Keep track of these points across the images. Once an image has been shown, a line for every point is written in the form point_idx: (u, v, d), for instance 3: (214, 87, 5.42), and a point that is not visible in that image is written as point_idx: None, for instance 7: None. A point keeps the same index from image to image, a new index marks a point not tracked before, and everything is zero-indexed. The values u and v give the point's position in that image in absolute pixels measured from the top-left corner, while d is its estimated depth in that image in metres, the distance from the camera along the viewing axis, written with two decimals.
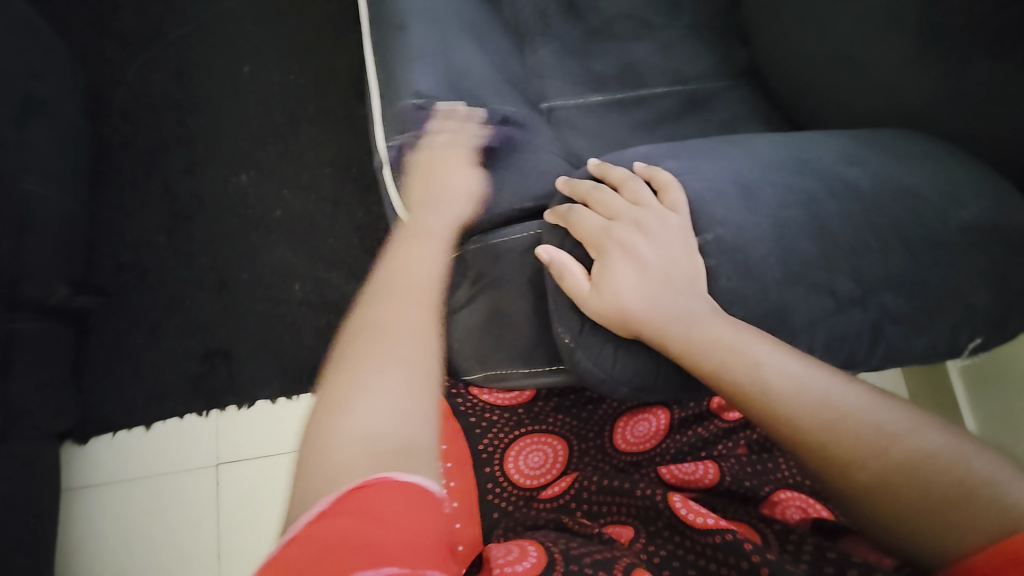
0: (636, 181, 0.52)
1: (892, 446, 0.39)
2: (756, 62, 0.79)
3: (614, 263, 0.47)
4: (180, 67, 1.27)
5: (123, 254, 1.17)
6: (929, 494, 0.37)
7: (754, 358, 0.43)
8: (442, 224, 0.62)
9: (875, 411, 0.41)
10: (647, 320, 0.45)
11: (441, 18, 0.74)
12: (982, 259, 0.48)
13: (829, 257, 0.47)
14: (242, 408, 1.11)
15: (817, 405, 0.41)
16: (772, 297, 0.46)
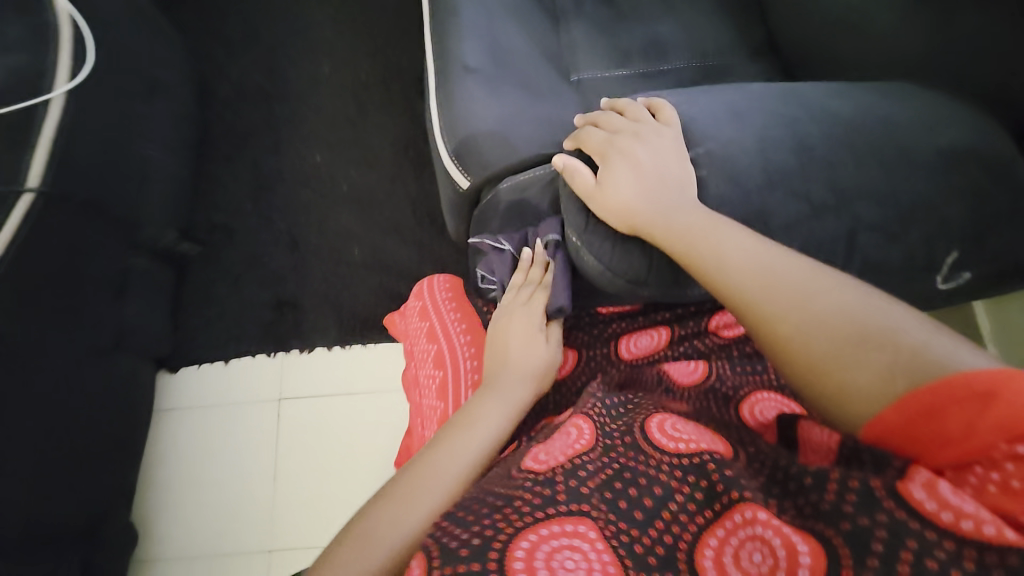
0: (638, 106, 0.62)
1: (821, 308, 0.46)
2: (773, 38, 0.87)
3: (615, 168, 0.57)
4: (273, 65, 1.50)
5: (216, 216, 1.38)
6: (845, 346, 0.44)
7: (715, 244, 0.52)
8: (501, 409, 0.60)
9: (817, 283, 0.48)
10: (636, 213, 0.55)
11: (489, 5, 0.88)
12: (955, 180, 0.54)
13: (807, 170, 0.55)
14: (303, 352, 1.27)
15: (767, 278, 0.49)
16: (753, 199, 0.55)
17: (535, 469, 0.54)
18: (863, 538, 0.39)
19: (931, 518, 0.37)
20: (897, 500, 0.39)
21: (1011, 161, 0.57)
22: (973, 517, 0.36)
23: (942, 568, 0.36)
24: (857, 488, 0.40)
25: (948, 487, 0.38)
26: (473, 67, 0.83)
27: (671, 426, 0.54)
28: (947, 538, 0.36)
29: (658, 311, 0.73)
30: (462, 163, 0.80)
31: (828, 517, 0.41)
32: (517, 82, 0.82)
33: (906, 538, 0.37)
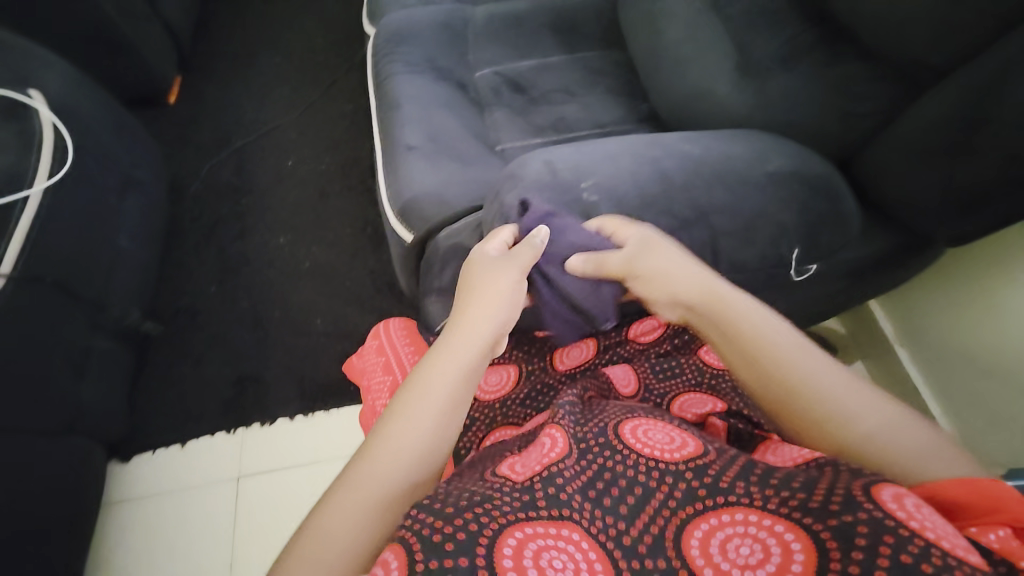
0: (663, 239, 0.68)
1: (876, 421, 0.53)
2: (654, 110, 1.08)
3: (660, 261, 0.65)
4: (240, 164, 1.66)
5: (181, 300, 1.44)
6: (898, 450, 0.51)
7: (775, 342, 0.59)
8: (475, 342, 0.62)
9: (869, 396, 0.55)
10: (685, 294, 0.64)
11: (424, 98, 1.06)
12: (780, 193, 0.71)
13: (671, 193, 0.70)
14: (264, 425, 1.27)
15: (826, 377, 0.56)
16: (633, 216, 0.70)
17: (512, 477, 0.54)
18: (847, 531, 0.43)
19: (910, 527, 0.42)
20: (872, 501, 0.44)
21: (828, 177, 0.73)
22: (936, 533, 0.42)
23: (914, 561, 0.40)
24: (841, 493, 0.46)
25: (912, 501, 0.44)
26: (413, 145, 0.99)
27: (644, 434, 0.58)
28: (917, 536, 0.41)
29: None
30: (407, 221, 0.94)
31: (816, 513, 0.46)
32: (451, 154, 0.99)
33: (883, 533, 0.42)
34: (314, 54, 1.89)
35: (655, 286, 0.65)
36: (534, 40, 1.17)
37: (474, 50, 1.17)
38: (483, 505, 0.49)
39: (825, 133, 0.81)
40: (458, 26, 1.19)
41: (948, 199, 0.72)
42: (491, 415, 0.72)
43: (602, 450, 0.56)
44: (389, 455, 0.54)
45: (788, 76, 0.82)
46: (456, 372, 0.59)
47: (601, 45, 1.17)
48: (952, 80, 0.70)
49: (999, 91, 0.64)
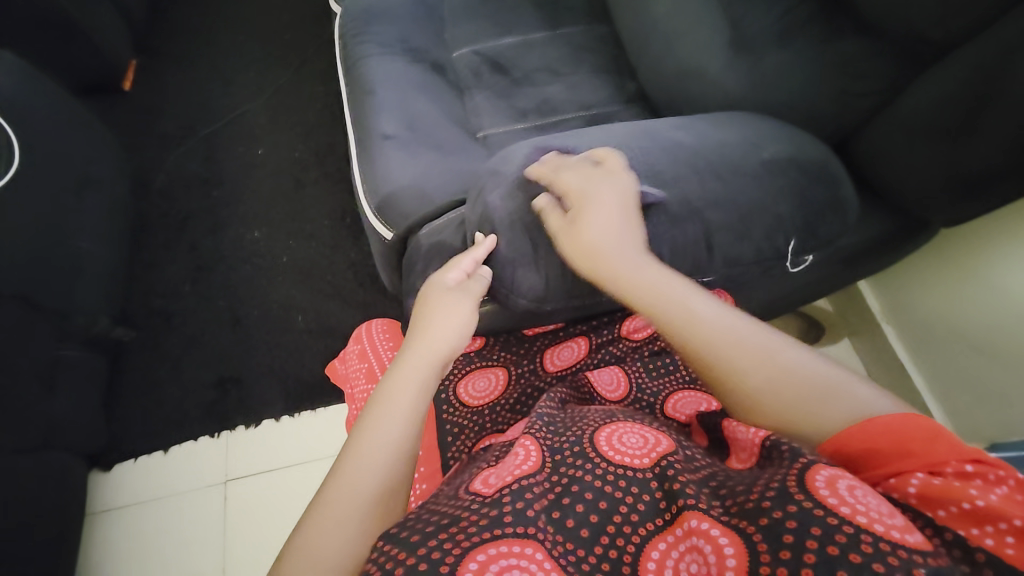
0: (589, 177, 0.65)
1: (777, 377, 0.51)
2: (642, 90, 1.03)
3: (588, 210, 0.62)
4: (208, 154, 1.57)
5: (154, 301, 1.38)
6: (805, 406, 0.50)
7: (679, 309, 0.56)
8: (443, 338, 0.62)
9: (764, 346, 0.53)
10: (604, 250, 0.60)
11: (400, 82, 1.00)
12: (777, 181, 0.67)
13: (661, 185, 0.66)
14: (249, 427, 1.23)
15: (723, 346, 0.53)
16: None
17: (483, 492, 0.50)
18: (776, 530, 0.42)
19: (841, 514, 0.41)
20: (805, 490, 0.44)
21: (824, 163, 0.70)
22: (867, 515, 0.41)
23: (842, 552, 0.39)
24: (775, 487, 0.45)
25: (846, 483, 0.43)
26: (389, 134, 0.93)
27: (618, 440, 0.55)
28: (847, 524, 0.40)
29: (577, 324, 0.77)
30: (386, 217, 0.89)
31: (751, 513, 0.45)
32: (430, 144, 0.93)
33: (811, 526, 0.41)
34: (281, 32, 1.77)
35: (583, 240, 0.61)
36: (513, 15, 1.09)
37: (451, 28, 1.10)
38: (451, 530, 0.46)
39: (819, 115, 0.78)
40: (432, 2, 1.11)
41: (948, 185, 0.69)
42: (482, 422, 0.69)
43: (574, 460, 0.53)
44: (372, 450, 0.52)
45: (783, 52, 0.78)
46: (426, 367, 0.60)
47: (585, 20, 1.10)
48: (959, 56, 0.66)
49: (1004, 73, 0.61)
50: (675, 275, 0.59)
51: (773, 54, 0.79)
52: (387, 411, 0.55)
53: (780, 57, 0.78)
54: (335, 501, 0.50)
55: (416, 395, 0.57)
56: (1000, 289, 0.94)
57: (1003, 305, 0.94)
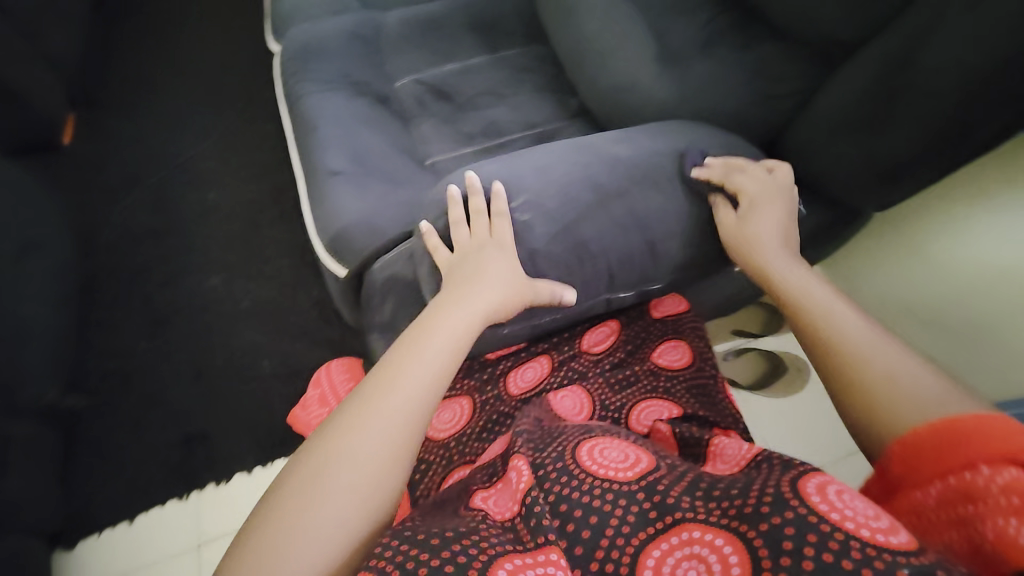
0: (752, 183, 0.68)
1: (898, 369, 0.51)
2: (584, 105, 1.05)
3: (756, 216, 0.66)
4: (156, 204, 1.53)
5: (109, 361, 1.32)
6: (911, 396, 0.49)
7: (826, 307, 0.58)
8: (461, 313, 0.59)
9: (894, 355, 0.52)
10: (764, 252, 0.65)
11: (343, 117, 0.99)
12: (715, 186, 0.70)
13: (603, 198, 0.67)
14: (220, 484, 1.18)
15: (848, 330, 0.55)
16: (566, 223, 0.66)
17: (496, 515, 0.51)
18: (775, 536, 0.41)
19: (830, 519, 0.41)
20: (797, 496, 0.43)
21: (757, 163, 0.73)
22: (857, 521, 0.41)
23: (836, 559, 0.39)
24: (771, 492, 0.44)
25: (836, 489, 0.44)
26: (337, 170, 0.93)
27: (599, 454, 0.55)
28: (838, 530, 0.40)
29: (538, 343, 0.77)
30: (338, 254, 0.88)
31: (749, 518, 0.44)
32: (379, 176, 0.93)
33: (806, 533, 0.41)
34: (225, 73, 1.75)
35: (750, 241, 0.66)
36: (452, 42, 1.11)
37: (390, 58, 1.10)
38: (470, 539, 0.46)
39: (748, 118, 0.81)
40: (368, 34, 1.11)
41: (871, 173, 0.73)
42: (448, 455, 0.67)
43: (559, 477, 0.53)
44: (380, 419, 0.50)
45: (708, 62, 0.81)
46: (443, 344, 0.56)
47: (523, 41, 1.12)
48: (867, 51, 0.69)
49: (911, 61, 0.65)
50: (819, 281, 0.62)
51: (699, 63, 0.82)
52: (408, 369, 0.53)
53: (706, 66, 0.81)
54: (330, 464, 0.47)
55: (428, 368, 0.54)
56: (941, 263, 0.99)
57: (951, 279, 0.98)
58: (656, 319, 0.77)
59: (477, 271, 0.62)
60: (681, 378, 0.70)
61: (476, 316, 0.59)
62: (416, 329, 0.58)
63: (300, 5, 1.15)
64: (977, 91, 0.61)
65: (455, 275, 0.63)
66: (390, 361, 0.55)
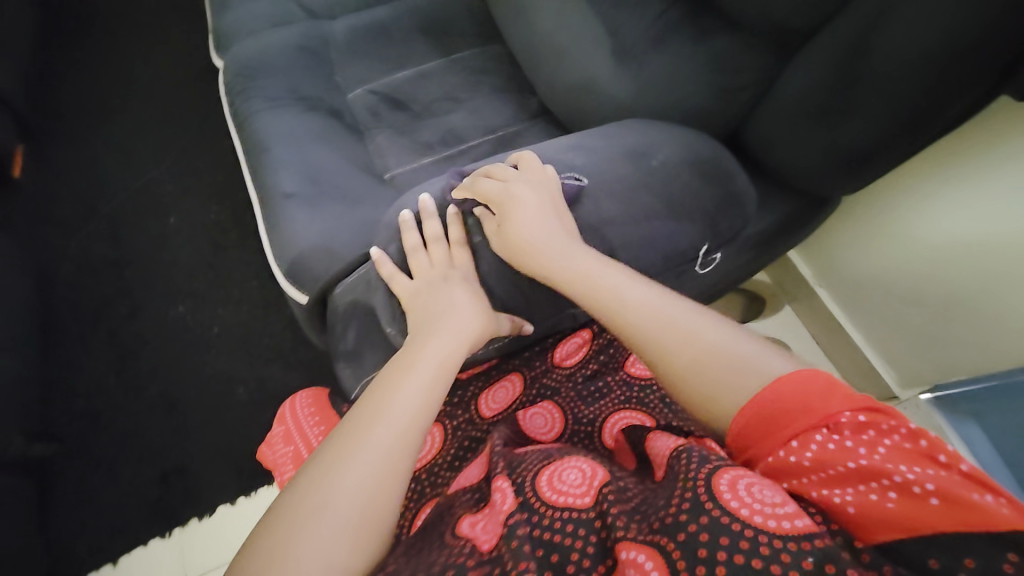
0: (505, 186, 0.63)
1: (708, 351, 0.53)
2: (544, 104, 1.02)
3: (515, 218, 0.61)
4: (114, 233, 1.47)
5: (76, 403, 1.28)
6: (727, 380, 0.51)
7: (624, 301, 0.57)
8: (442, 348, 0.54)
9: (703, 333, 0.54)
10: (542, 256, 0.60)
11: (295, 135, 0.95)
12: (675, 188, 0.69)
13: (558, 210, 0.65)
14: (203, 518, 1.15)
15: (659, 324, 0.55)
16: None
17: (480, 546, 0.49)
18: (693, 544, 0.43)
19: (741, 518, 0.43)
20: (713, 498, 0.45)
21: (716, 160, 0.71)
22: (764, 514, 0.43)
23: (746, 560, 0.41)
24: (688, 500, 0.46)
25: (747, 480, 0.46)
26: (290, 192, 0.89)
27: (557, 480, 0.53)
28: (747, 527, 0.43)
29: (509, 360, 0.75)
30: (297, 280, 0.84)
31: (671, 530, 0.45)
32: (335, 196, 0.89)
33: (720, 536, 0.43)
34: (176, 91, 1.69)
35: (526, 248, 0.61)
36: (404, 48, 1.06)
37: (341, 69, 1.05)
38: None
39: (707, 112, 0.79)
40: (316, 46, 1.06)
41: (832, 163, 0.72)
42: (422, 489, 0.65)
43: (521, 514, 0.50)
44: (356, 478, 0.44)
45: (662, 56, 0.79)
46: (424, 384, 0.50)
47: (478, 41, 1.08)
48: (821, 38, 0.68)
49: (860, 48, 0.63)
50: (609, 265, 0.60)
51: (654, 57, 0.79)
52: (384, 415, 0.47)
53: (661, 60, 0.79)
54: (307, 521, 0.42)
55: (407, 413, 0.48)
56: (910, 242, 0.99)
57: (921, 256, 0.98)
58: None
59: (445, 303, 0.59)
60: (656, 386, 0.68)
61: (458, 349, 0.55)
62: (394, 366, 0.52)
63: (241, 18, 1.10)
64: (932, 77, 0.60)
65: (423, 312, 0.59)
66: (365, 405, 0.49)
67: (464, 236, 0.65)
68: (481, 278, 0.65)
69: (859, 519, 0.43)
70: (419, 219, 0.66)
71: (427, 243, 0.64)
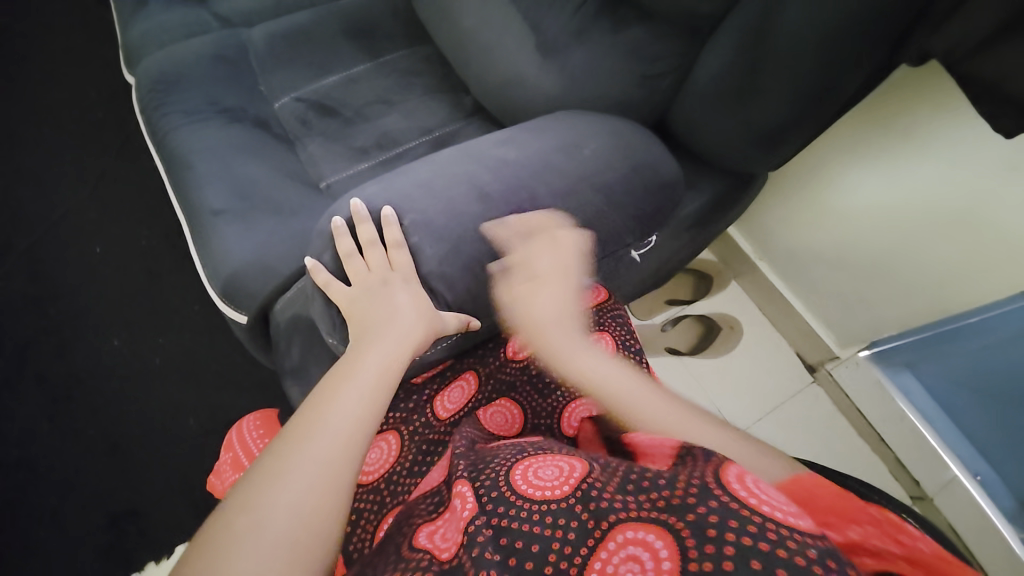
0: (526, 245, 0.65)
1: (707, 448, 0.55)
2: (479, 102, 1.02)
3: (537, 296, 0.66)
4: (34, 267, 1.36)
5: (5, 455, 1.18)
6: None
7: (626, 399, 0.61)
8: (385, 357, 0.54)
9: (707, 435, 0.57)
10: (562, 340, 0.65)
11: (220, 149, 0.91)
12: (607, 175, 0.70)
13: (491, 207, 0.65)
14: (161, 561, 1.09)
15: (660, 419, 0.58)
16: (458, 238, 0.63)
17: (438, 556, 0.49)
18: (702, 524, 0.43)
19: (751, 506, 0.44)
20: (721, 486, 0.46)
21: (642, 147, 0.74)
22: (768, 504, 0.44)
23: (753, 542, 0.41)
24: (696, 483, 0.47)
25: (750, 478, 0.47)
26: (219, 209, 0.85)
27: (533, 474, 0.53)
28: (756, 514, 0.43)
29: (463, 358, 0.74)
30: (234, 300, 0.81)
31: (678, 509, 0.45)
32: (268, 209, 0.86)
33: (728, 519, 0.43)
34: (91, 111, 1.58)
35: (552, 323, 0.66)
36: (329, 53, 1.04)
37: (265, 78, 1.01)
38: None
39: (633, 100, 0.81)
40: (235, 55, 1.02)
41: (752, 141, 0.76)
42: (382, 499, 0.64)
43: (496, 508, 0.50)
44: (297, 484, 0.43)
45: (584, 48, 0.80)
46: (365, 394, 0.50)
47: (406, 44, 1.07)
48: (727, 23, 0.71)
49: (766, 31, 0.66)
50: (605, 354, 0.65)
51: (579, 49, 0.80)
52: (329, 417, 0.47)
53: (584, 53, 0.80)
54: (236, 542, 0.39)
55: (348, 419, 0.48)
56: (836, 209, 1.05)
57: (843, 223, 1.05)
58: None
59: (388, 309, 0.59)
60: None
61: (400, 356, 0.55)
62: (333, 378, 0.51)
63: (149, 30, 1.04)
64: (837, 54, 0.63)
65: (364, 320, 0.58)
66: (309, 410, 0.48)
67: (402, 238, 0.63)
68: (423, 278, 0.63)
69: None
70: (352, 224, 0.64)
71: (361, 249, 0.63)
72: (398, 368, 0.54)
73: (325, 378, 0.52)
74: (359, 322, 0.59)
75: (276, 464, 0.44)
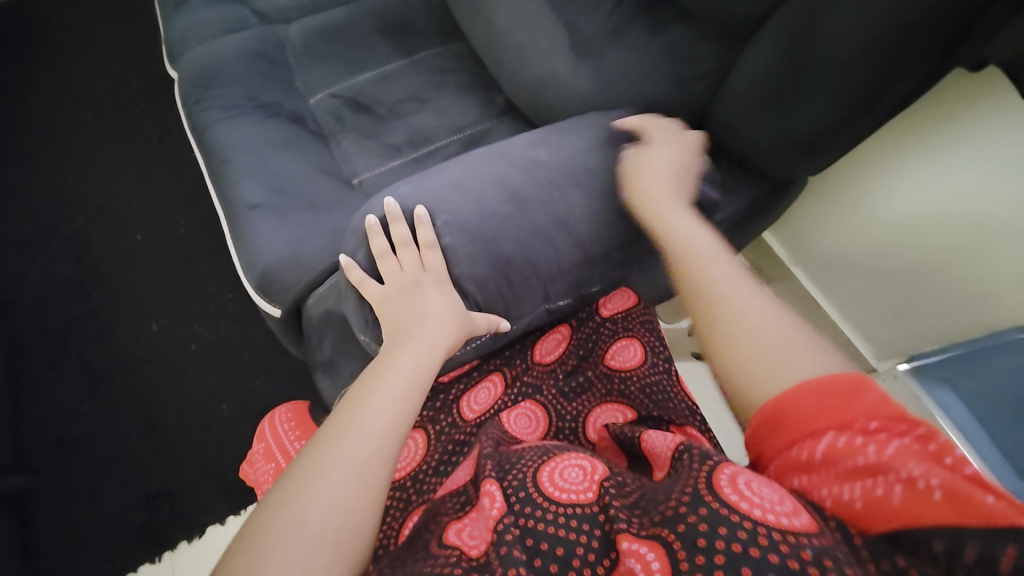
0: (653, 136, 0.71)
1: (761, 326, 0.54)
2: (511, 101, 1.02)
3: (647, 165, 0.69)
4: (78, 254, 1.42)
5: (50, 432, 1.24)
6: (774, 359, 0.51)
7: (700, 263, 0.61)
8: (418, 357, 0.55)
9: (776, 320, 0.54)
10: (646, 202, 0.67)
11: (257, 144, 0.93)
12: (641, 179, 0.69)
13: (523, 209, 0.65)
14: (193, 540, 1.13)
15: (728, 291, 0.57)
16: (490, 239, 0.63)
17: (467, 551, 0.49)
18: (692, 533, 0.42)
19: (740, 510, 0.42)
20: (713, 492, 0.45)
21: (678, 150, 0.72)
22: (763, 509, 0.42)
23: (744, 548, 0.40)
24: (689, 493, 0.46)
25: (745, 479, 0.46)
26: (255, 204, 0.87)
27: (559, 476, 0.54)
28: (746, 520, 0.42)
29: (490, 360, 0.75)
30: (268, 294, 0.83)
31: (670, 520, 0.45)
32: (302, 205, 0.88)
33: (716, 526, 0.42)
34: (133, 104, 1.63)
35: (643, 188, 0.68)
36: (364, 49, 1.05)
37: (301, 75, 1.03)
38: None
39: (669, 102, 0.79)
40: (273, 52, 1.04)
41: (790, 146, 0.73)
42: (408, 497, 0.65)
43: (523, 507, 0.51)
44: (335, 483, 0.44)
45: (620, 49, 0.79)
46: (398, 395, 0.51)
47: (439, 41, 1.07)
48: (769, 27, 0.69)
49: (813, 32, 0.64)
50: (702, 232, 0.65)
51: (615, 50, 0.79)
52: (362, 418, 0.48)
53: (621, 53, 0.79)
54: (278, 537, 0.41)
55: (381, 420, 0.48)
56: (876, 216, 1.01)
57: (880, 231, 1.02)
58: (607, 318, 0.76)
59: (419, 310, 0.59)
60: (634, 378, 0.69)
61: (433, 356, 0.56)
62: (364, 380, 0.52)
63: (191, 26, 1.06)
64: (886, 58, 0.61)
65: (397, 319, 0.59)
66: (336, 414, 0.49)
67: (434, 239, 0.63)
68: (454, 279, 0.63)
69: (863, 514, 0.42)
70: (387, 224, 0.65)
71: (395, 248, 0.63)
72: (430, 369, 0.55)
73: (359, 380, 0.53)
74: (392, 321, 0.59)
75: (305, 465, 0.45)
